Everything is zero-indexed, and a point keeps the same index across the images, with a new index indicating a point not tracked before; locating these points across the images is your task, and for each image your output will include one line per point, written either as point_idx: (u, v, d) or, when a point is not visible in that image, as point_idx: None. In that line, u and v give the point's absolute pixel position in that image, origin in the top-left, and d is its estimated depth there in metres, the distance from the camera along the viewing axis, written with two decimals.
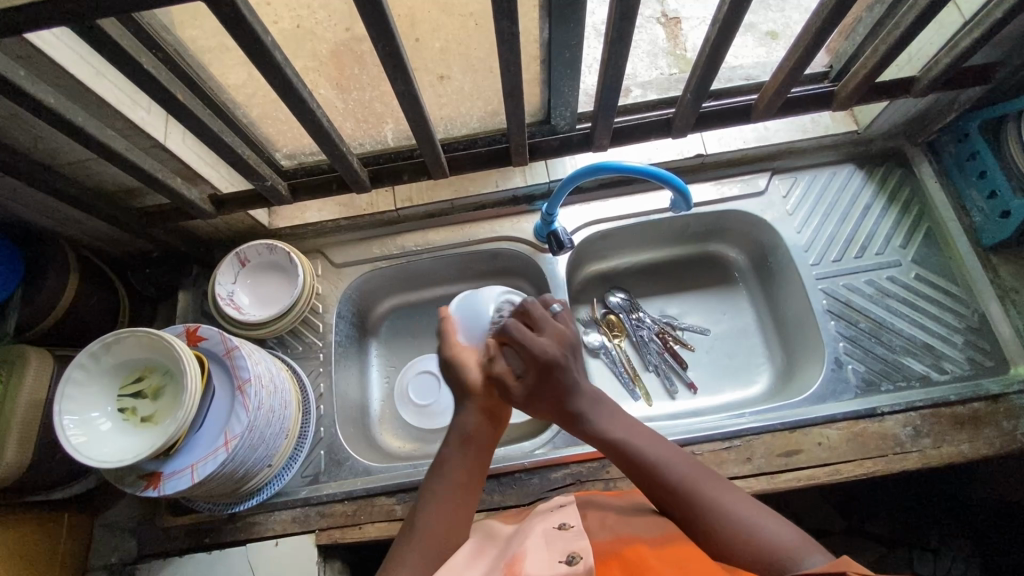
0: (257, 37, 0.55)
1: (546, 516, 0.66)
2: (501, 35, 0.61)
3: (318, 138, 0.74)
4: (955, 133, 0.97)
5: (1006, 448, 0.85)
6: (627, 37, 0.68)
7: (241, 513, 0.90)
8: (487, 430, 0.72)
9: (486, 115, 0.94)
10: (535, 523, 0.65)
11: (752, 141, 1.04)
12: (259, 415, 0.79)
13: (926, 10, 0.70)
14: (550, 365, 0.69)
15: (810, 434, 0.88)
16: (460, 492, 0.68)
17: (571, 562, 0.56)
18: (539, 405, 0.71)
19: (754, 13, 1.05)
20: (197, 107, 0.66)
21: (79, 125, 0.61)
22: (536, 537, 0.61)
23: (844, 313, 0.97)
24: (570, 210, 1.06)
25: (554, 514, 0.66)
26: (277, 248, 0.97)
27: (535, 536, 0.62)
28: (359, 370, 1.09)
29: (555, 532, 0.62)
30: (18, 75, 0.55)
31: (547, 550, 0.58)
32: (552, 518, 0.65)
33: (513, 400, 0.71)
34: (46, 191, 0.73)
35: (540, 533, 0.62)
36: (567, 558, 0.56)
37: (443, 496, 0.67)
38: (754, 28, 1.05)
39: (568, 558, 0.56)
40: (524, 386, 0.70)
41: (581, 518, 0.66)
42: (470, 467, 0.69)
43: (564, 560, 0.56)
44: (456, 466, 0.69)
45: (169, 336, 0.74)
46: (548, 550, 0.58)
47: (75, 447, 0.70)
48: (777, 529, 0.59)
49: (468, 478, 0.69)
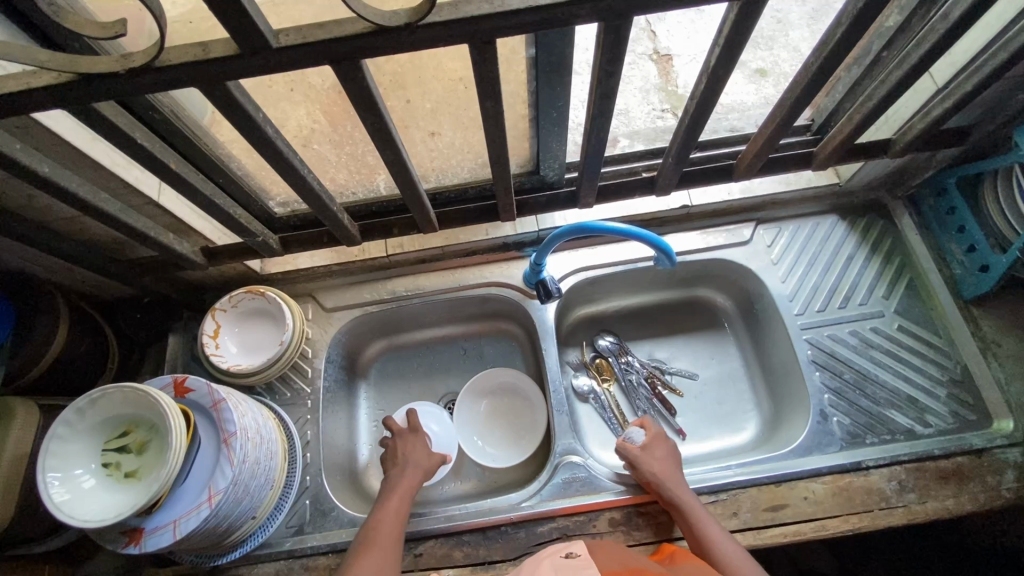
0: (248, 115, 0.56)
1: (549, 552, 0.69)
2: (486, 111, 0.62)
3: (310, 200, 0.74)
4: (933, 187, 1.00)
5: (990, 503, 0.85)
6: (609, 112, 0.69)
7: (224, 564, 0.89)
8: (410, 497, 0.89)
9: (478, 166, 0.92)
10: (540, 558, 0.68)
11: (738, 193, 1.06)
12: (244, 468, 0.79)
13: (895, 87, 0.72)
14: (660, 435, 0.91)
15: (796, 488, 0.88)
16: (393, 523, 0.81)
17: None
18: (647, 462, 0.86)
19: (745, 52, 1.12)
20: (190, 172, 0.67)
21: (73, 191, 0.63)
22: (546, 567, 0.64)
23: (828, 363, 0.98)
24: (559, 257, 1.08)
25: (562, 549, 0.70)
26: (212, 312, 0.98)
27: (544, 564, 0.65)
28: (348, 415, 1.08)
29: (564, 560, 0.65)
30: (16, 149, 0.56)
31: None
32: (558, 552, 0.69)
33: (658, 434, 0.91)
34: (39, 247, 0.74)
35: (548, 564, 0.65)
36: None
37: (375, 537, 0.79)
38: (744, 66, 1.11)
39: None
40: (656, 429, 0.92)
41: (590, 552, 0.69)
42: (398, 510, 0.83)
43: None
44: (387, 510, 0.83)
45: (155, 391, 0.74)
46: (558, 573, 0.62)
47: (56, 506, 0.70)
48: None
49: (394, 524, 0.81)
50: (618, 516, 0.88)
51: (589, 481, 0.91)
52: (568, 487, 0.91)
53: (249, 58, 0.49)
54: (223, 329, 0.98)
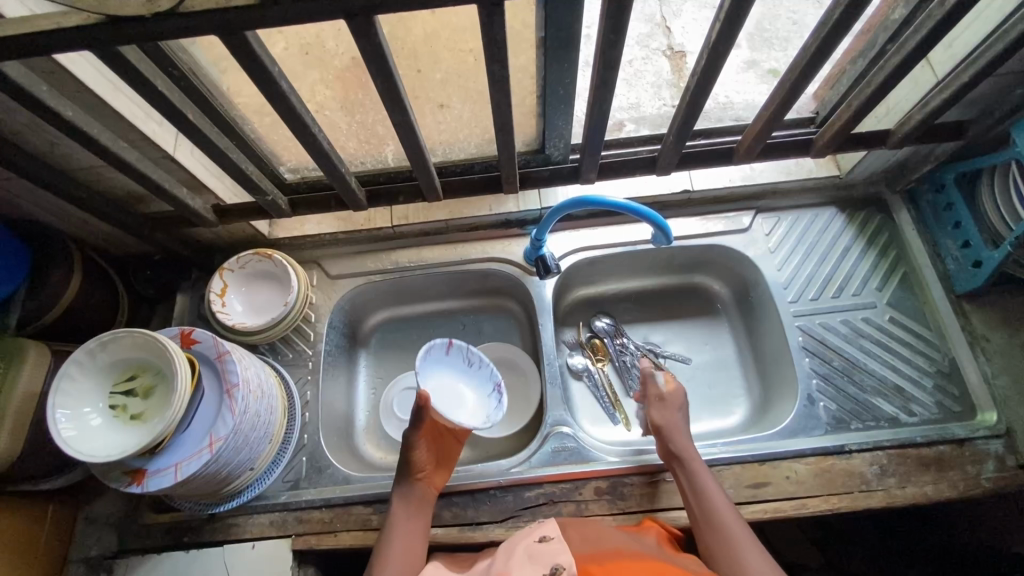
0: (265, 67, 0.59)
1: (525, 536, 0.74)
2: (493, 76, 0.64)
3: (320, 160, 0.77)
4: (933, 183, 1.01)
5: (968, 491, 0.87)
6: (611, 84, 0.71)
7: (221, 513, 0.93)
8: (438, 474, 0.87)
9: (484, 141, 0.96)
10: (516, 543, 0.73)
11: (738, 180, 1.08)
12: (245, 418, 0.82)
13: (892, 73, 0.74)
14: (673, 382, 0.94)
15: (779, 468, 0.90)
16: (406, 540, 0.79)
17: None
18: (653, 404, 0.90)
19: (758, 52, 1.13)
20: (206, 125, 0.70)
21: (95, 136, 0.65)
22: (522, 554, 0.69)
23: (818, 350, 1.00)
24: (559, 236, 1.10)
25: (536, 530, 0.75)
26: (220, 271, 1.00)
27: (520, 552, 0.70)
28: (347, 380, 1.11)
29: (538, 547, 0.70)
30: (43, 91, 0.59)
31: (532, 565, 0.66)
32: (532, 535, 0.74)
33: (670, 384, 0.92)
34: (57, 193, 0.77)
35: (523, 551, 0.70)
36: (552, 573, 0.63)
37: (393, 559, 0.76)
38: (756, 65, 1.12)
39: (552, 570, 0.64)
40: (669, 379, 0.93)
41: (561, 530, 0.74)
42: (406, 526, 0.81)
43: (548, 572, 0.64)
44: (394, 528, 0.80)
45: (164, 338, 0.77)
46: (534, 565, 0.66)
47: (64, 440, 0.73)
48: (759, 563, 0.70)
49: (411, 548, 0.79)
50: (603, 486, 0.90)
51: (577, 451, 0.94)
52: (557, 456, 0.94)
53: (267, 9, 0.51)
54: (230, 288, 1.01)
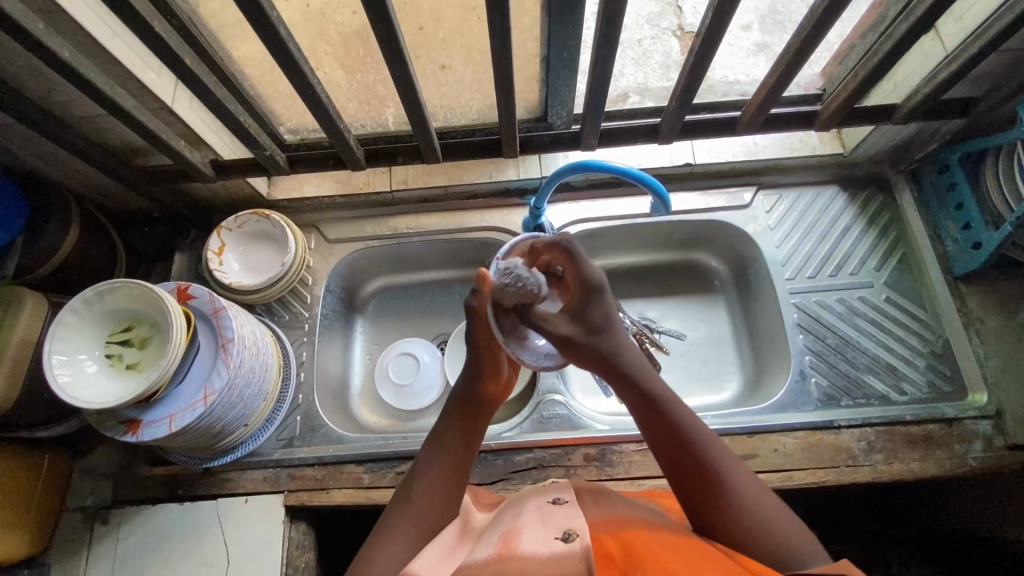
0: (262, 11, 0.58)
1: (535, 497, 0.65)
2: (493, 27, 0.63)
3: (317, 114, 0.76)
4: (936, 163, 1.00)
5: (955, 469, 0.88)
6: (614, 42, 0.70)
7: (216, 467, 0.94)
8: (492, 406, 0.73)
9: (485, 107, 0.97)
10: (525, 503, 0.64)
11: (741, 155, 1.07)
12: (240, 373, 0.83)
13: (899, 41, 0.72)
14: (602, 293, 0.64)
15: (768, 441, 0.91)
16: (456, 462, 0.67)
17: (566, 537, 0.52)
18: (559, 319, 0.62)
19: (771, 35, 1.03)
20: (204, 73, 0.70)
21: (92, 80, 0.65)
22: (532, 512, 0.59)
23: (813, 327, 1.00)
24: (558, 207, 1.10)
25: (549, 491, 0.65)
26: (217, 230, 1.00)
27: (528, 511, 0.60)
28: (343, 345, 1.12)
29: (550, 508, 0.60)
30: (39, 28, 0.58)
31: (543, 525, 0.56)
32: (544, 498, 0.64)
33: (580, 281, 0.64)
34: (55, 141, 0.76)
35: (534, 508, 0.60)
36: (564, 534, 0.53)
37: (441, 481, 0.65)
38: (768, 49, 1.02)
39: (565, 533, 0.53)
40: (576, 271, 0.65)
41: (576, 497, 0.65)
42: (465, 452, 0.68)
43: (560, 535, 0.53)
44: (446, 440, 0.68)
45: (161, 290, 0.77)
46: (544, 524, 0.56)
47: (60, 385, 0.73)
48: (781, 519, 0.56)
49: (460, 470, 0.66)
50: (593, 452, 0.91)
51: (567, 418, 0.96)
52: (547, 422, 0.95)
53: None
54: (227, 247, 1.01)
